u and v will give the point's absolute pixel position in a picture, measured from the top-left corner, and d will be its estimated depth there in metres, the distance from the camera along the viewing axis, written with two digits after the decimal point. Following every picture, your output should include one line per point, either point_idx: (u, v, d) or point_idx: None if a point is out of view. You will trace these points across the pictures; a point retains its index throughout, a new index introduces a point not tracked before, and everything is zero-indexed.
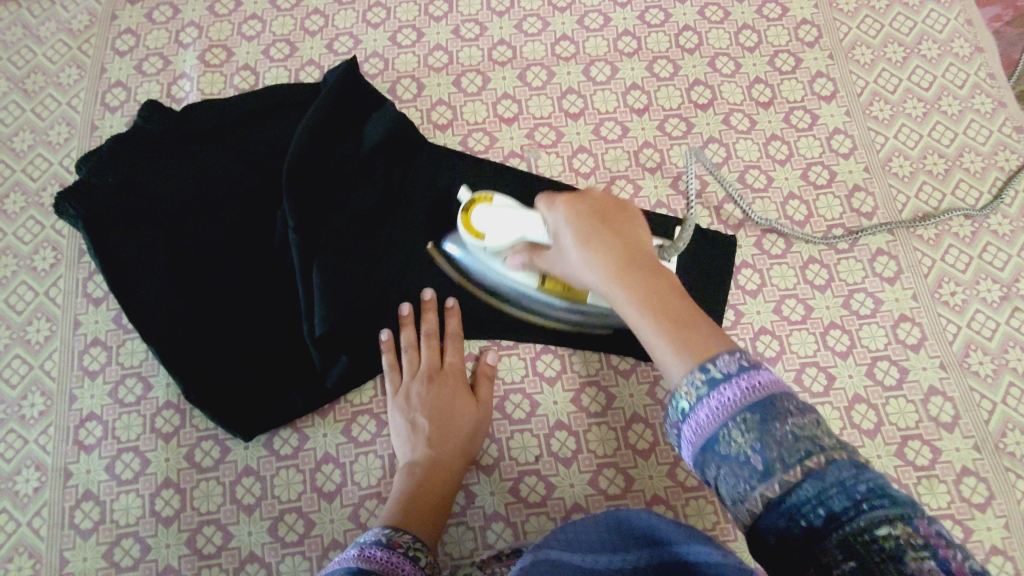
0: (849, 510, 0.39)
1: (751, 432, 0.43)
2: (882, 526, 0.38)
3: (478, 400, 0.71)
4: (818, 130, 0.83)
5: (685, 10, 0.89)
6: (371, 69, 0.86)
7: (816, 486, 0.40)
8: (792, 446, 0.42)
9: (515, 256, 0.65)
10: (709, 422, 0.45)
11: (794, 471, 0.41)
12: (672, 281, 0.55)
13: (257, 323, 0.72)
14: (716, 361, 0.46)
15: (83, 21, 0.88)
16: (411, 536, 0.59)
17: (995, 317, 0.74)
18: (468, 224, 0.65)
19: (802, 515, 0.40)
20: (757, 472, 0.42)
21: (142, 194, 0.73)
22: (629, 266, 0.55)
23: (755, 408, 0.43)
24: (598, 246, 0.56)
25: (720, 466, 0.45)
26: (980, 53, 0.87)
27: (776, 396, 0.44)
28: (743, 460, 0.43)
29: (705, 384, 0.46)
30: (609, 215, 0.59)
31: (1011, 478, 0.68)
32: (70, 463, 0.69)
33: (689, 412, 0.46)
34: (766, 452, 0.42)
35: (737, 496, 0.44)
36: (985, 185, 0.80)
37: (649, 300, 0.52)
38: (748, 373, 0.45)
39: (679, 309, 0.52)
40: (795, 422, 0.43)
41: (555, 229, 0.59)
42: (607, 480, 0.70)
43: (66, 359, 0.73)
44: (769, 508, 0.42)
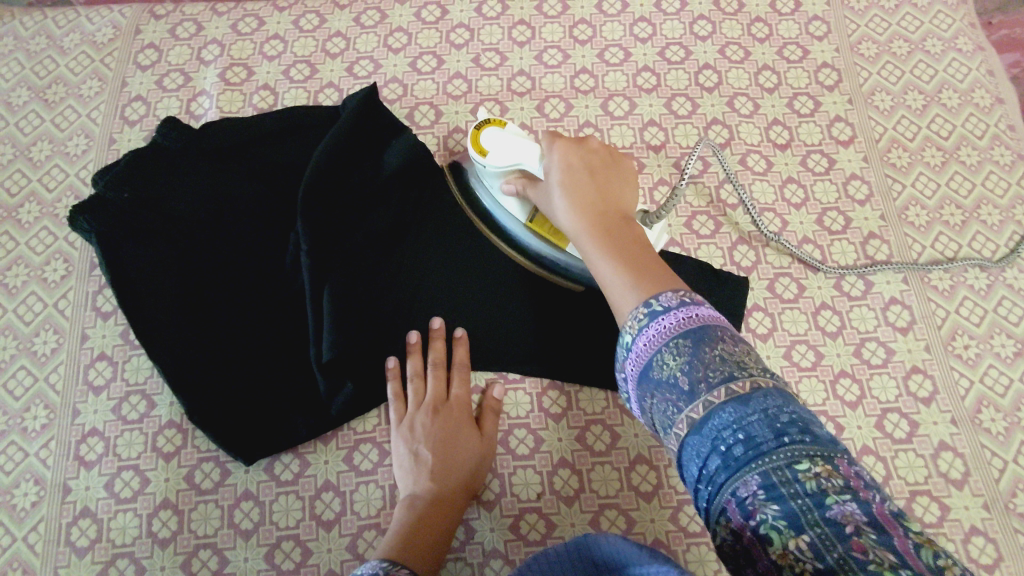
0: (771, 441, 0.40)
1: (682, 355, 0.45)
2: (802, 461, 0.38)
3: (483, 434, 0.70)
4: (835, 174, 0.83)
5: (706, 48, 0.89)
6: (390, 94, 0.86)
7: (739, 412, 0.41)
8: (717, 368, 0.43)
9: (511, 182, 0.68)
10: (646, 349, 0.47)
11: (719, 392, 0.42)
12: (639, 235, 0.58)
13: (264, 344, 0.72)
14: (659, 297, 0.49)
15: (108, 34, 0.89)
16: (408, 571, 0.57)
17: (1009, 373, 0.73)
18: (477, 141, 0.69)
19: (723, 441, 0.41)
20: (683, 393, 0.44)
21: (156, 210, 0.73)
22: (603, 214, 0.58)
23: (688, 334, 0.46)
24: (577, 189, 0.60)
25: (653, 393, 0.46)
26: (1000, 104, 0.86)
27: (710, 326, 0.46)
28: (673, 382, 0.45)
29: (646, 316, 0.48)
30: (604, 165, 0.62)
31: (1020, 540, 0.67)
32: (69, 479, 0.69)
33: (631, 344, 0.49)
34: (693, 373, 0.44)
35: (668, 422, 0.45)
36: (1002, 238, 0.80)
37: (608, 242, 0.56)
38: (687, 306, 0.47)
39: (637, 254, 0.55)
40: (725, 348, 0.44)
41: (549, 163, 0.62)
42: (608, 521, 0.69)
43: (71, 372, 0.73)
44: (694, 433, 0.43)
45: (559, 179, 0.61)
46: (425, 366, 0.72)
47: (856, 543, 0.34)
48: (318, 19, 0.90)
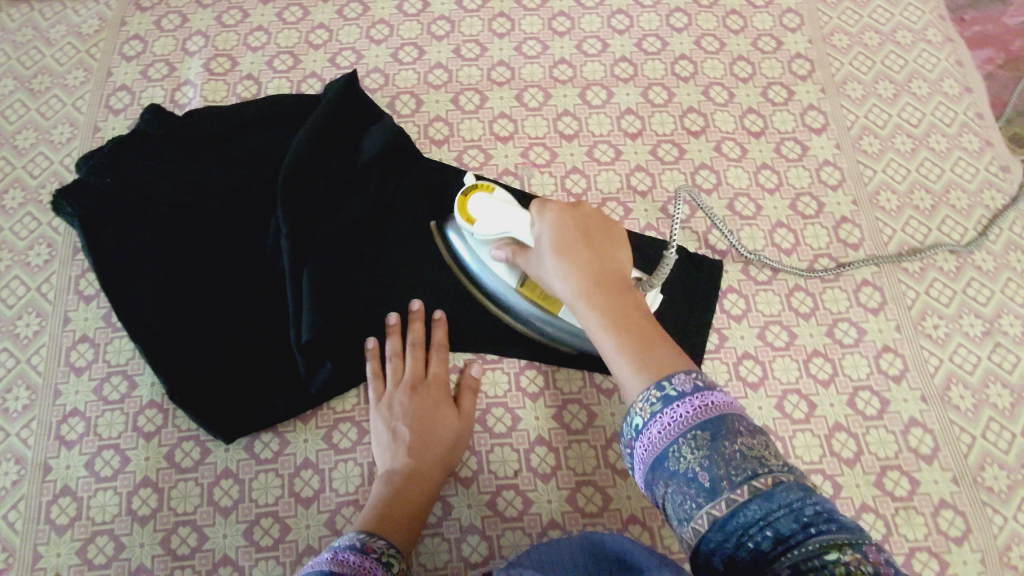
0: (798, 534, 0.42)
1: (701, 449, 0.47)
2: (832, 550, 0.40)
3: (460, 410, 0.71)
4: (808, 161, 0.84)
5: (682, 40, 0.91)
6: (371, 84, 0.88)
7: (764, 506, 0.44)
8: (737, 464, 0.46)
9: (500, 249, 0.68)
10: (661, 438, 0.50)
11: (741, 490, 0.45)
12: (637, 303, 0.60)
13: (244, 325, 0.73)
14: (671, 380, 0.51)
15: (93, 26, 0.90)
16: (385, 542, 0.59)
17: (977, 352, 0.75)
18: (463, 207, 0.68)
19: (751, 535, 0.44)
20: (703, 488, 0.46)
21: (138, 195, 0.74)
22: (601, 286, 0.60)
23: (705, 425, 0.48)
24: (572, 258, 0.62)
25: (668, 482, 0.49)
26: (968, 93, 0.89)
27: (726, 417, 0.48)
28: (691, 476, 0.47)
29: (660, 401, 0.50)
30: (595, 233, 0.64)
31: (989, 513, 0.68)
32: (50, 458, 0.69)
33: (643, 428, 0.51)
34: (714, 470, 0.46)
35: (685, 514, 0.47)
36: (971, 222, 0.81)
37: (608, 313, 0.58)
38: (701, 393, 0.50)
39: (638, 326, 0.57)
40: (744, 443, 0.47)
41: (540, 233, 0.64)
42: (585, 498, 0.70)
43: (53, 354, 0.74)
44: (716, 529, 0.45)
45: (552, 249, 0.63)
46: (404, 346, 0.73)
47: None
48: (301, 12, 0.92)
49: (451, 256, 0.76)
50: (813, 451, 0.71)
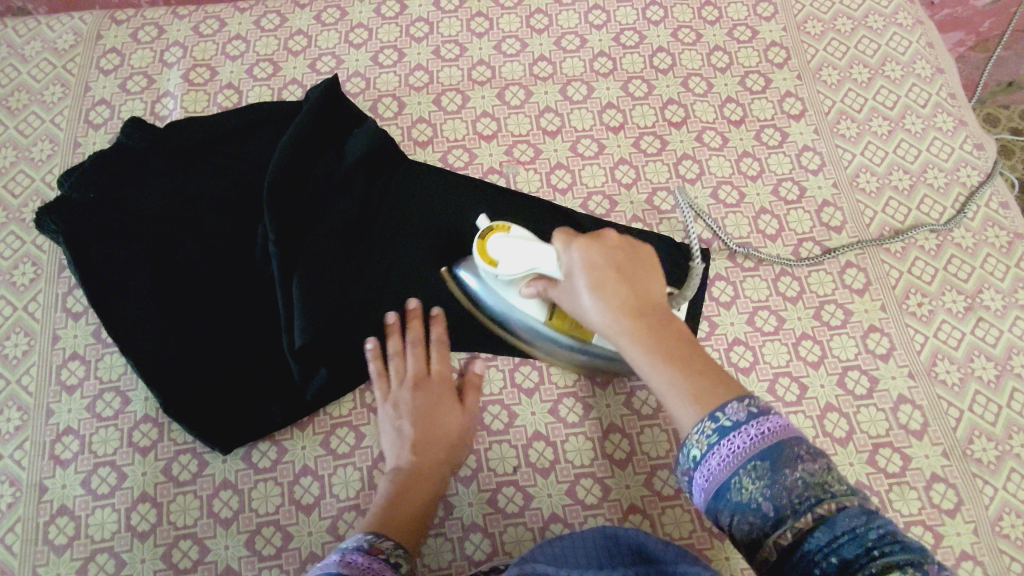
0: (861, 558, 0.42)
1: (762, 479, 0.47)
2: (893, 571, 0.40)
3: (465, 407, 0.71)
4: (788, 147, 0.86)
5: (659, 32, 0.92)
6: (352, 88, 0.88)
7: (829, 533, 0.44)
8: (800, 492, 0.46)
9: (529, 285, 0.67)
10: (720, 470, 0.49)
11: (805, 517, 0.45)
12: (680, 333, 0.57)
13: (237, 337, 0.72)
14: (725, 411, 0.50)
15: (69, 41, 0.90)
16: (392, 542, 0.59)
17: (960, 327, 0.76)
18: (484, 250, 0.67)
19: (816, 561, 0.44)
20: (770, 519, 0.46)
21: (123, 209, 0.73)
22: (641, 316, 0.58)
23: (765, 454, 0.47)
24: (607, 290, 0.59)
25: (732, 511, 0.49)
26: (940, 74, 0.90)
27: (784, 443, 0.48)
28: (755, 506, 0.47)
29: (716, 432, 0.49)
30: (625, 259, 0.61)
31: (979, 484, 0.70)
32: (45, 478, 0.69)
33: (701, 460, 0.50)
34: (776, 499, 0.46)
35: (752, 540, 0.47)
36: (949, 200, 0.83)
37: (656, 350, 0.56)
38: (756, 422, 0.48)
39: (688, 359, 0.55)
40: (804, 469, 0.46)
41: (569, 265, 0.61)
42: (584, 490, 0.70)
43: (43, 373, 0.73)
44: (784, 556, 0.45)
45: (588, 285, 0.59)
46: (406, 344, 0.73)
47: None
48: (278, 18, 0.92)
49: (467, 297, 0.76)
50: (806, 433, 0.72)
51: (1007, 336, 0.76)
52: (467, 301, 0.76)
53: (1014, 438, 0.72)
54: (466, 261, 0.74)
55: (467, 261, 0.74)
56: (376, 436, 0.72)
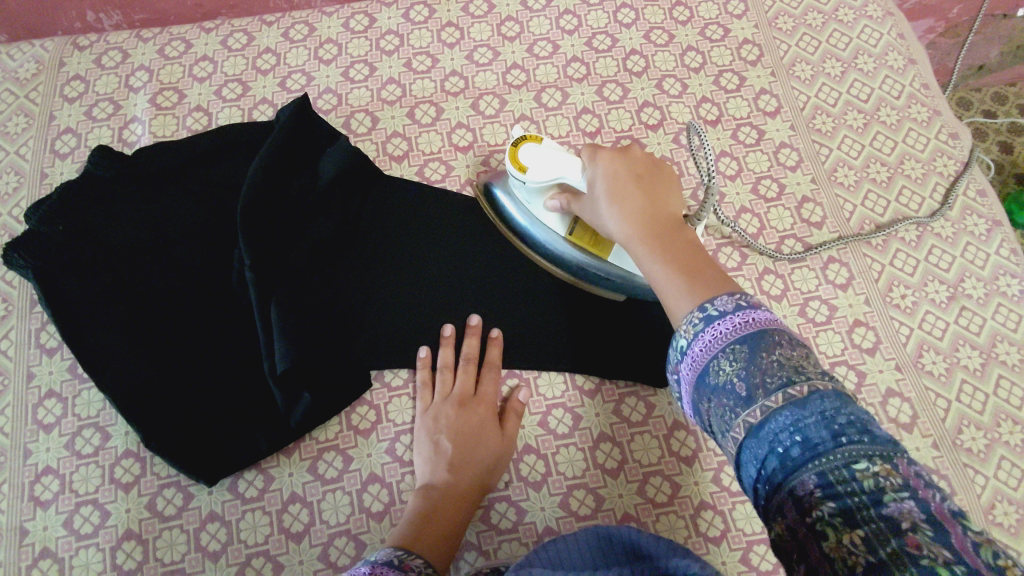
0: (828, 442, 0.38)
1: (739, 361, 0.43)
2: (860, 461, 0.37)
3: (504, 433, 0.70)
4: (765, 144, 0.85)
5: (631, 35, 0.92)
6: (324, 105, 0.87)
7: (796, 414, 0.39)
8: (776, 373, 0.42)
9: (552, 198, 0.67)
10: (702, 355, 0.46)
11: (776, 397, 0.41)
12: (693, 241, 0.56)
13: (217, 364, 0.71)
14: (714, 301, 0.47)
15: (30, 69, 0.88)
16: (422, 560, 0.57)
17: (945, 317, 0.76)
18: (514, 156, 0.68)
19: (781, 443, 0.39)
20: (741, 400, 0.42)
21: (94, 239, 0.71)
22: (652, 222, 0.57)
23: (746, 338, 0.44)
24: (624, 198, 0.59)
25: (711, 398, 0.45)
26: (912, 65, 0.91)
27: (768, 331, 0.44)
28: (730, 388, 0.43)
29: (703, 321, 0.47)
30: (647, 174, 0.61)
31: (970, 474, 0.70)
32: (26, 521, 0.67)
33: (687, 349, 0.47)
34: (750, 379, 0.42)
35: (726, 427, 0.43)
36: (927, 190, 0.83)
37: (662, 249, 0.55)
38: (743, 311, 0.45)
39: (690, 256, 0.54)
40: (783, 353, 0.43)
41: (592, 176, 0.62)
42: (577, 501, 0.69)
43: (19, 412, 0.71)
44: (751, 436, 0.41)
45: (605, 189, 0.60)
46: (456, 359, 0.73)
47: (910, 538, 0.33)
48: (245, 37, 0.90)
49: (496, 213, 0.77)
50: None
51: (990, 324, 0.76)
52: (496, 217, 0.77)
53: (1002, 425, 0.72)
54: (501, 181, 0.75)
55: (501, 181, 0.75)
56: (365, 459, 0.71)
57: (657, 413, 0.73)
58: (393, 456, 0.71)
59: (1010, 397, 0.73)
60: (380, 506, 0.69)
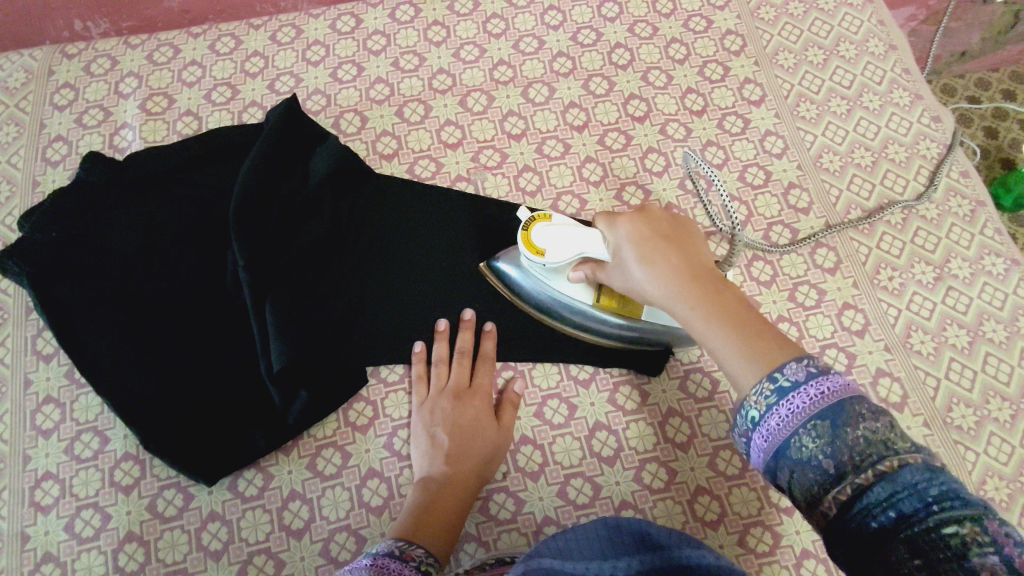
0: (920, 511, 0.38)
1: (822, 435, 0.44)
2: (949, 523, 0.37)
3: (500, 425, 0.71)
4: (751, 133, 0.86)
5: (615, 29, 0.93)
6: (313, 106, 0.87)
7: (887, 487, 0.40)
8: (864, 449, 0.42)
9: (578, 270, 0.67)
10: (781, 429, 0.46)
11: (866, 474, 0.41)
12: (740, 296, 0.55)
13: (214, 365, 0.71)
14: (785, 370, 0.47)
15: (20, 78, 0.88)
16: (423, 550, 0.58)
17: (931, 297, 0.77)
18: (529, 242, 0.65)
19: (873, 514, 0.40)
20: (828, 475, 0.42)
21: (88, 245, 0.72)
22: (695, 283, 0.56)
23: (827, 412, 0.44)
24: (659, 262, 0.58)
25: (793, 469, 0.45)
26: (893, 51, 0.92)
27: (847, 401, 0.44)
28: (816, 462, 0.43)
29: (774, 393, 0.47)
30: (671, 233, 0.61)
31: (961, 451, 0.71)
32: (27, 526, 0.67)
33: (760, 420, 0.47)
34: (837, 455, 0.42)
35: (812, 498, 0.43)
36: (911, 173, 0.84)
37: (712, 311, 0.54)
38: (817, 381, 0.45)
39: (744, 316, 0.53)
40: (867, 426, 0.43)
41: (616, 243, 0.61)
42: (575, 490, 0.70)
43: (18, 419, 0.72)
44: (842, 509, 0.41)
45: (635, 254, 0.59)
46: (451, 353, 0.73)
47: None
48: (233, 41, 0.91)
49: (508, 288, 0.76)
50: None
51: (977, 302, 0.77)
52: (507, 291, 0.76)
53: (991, 403, 0.73)
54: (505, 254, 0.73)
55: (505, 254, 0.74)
56: (363, 454, 0.71)
57: (652, 401, 0.74)
58: (391, 451, 0.71)
59: (998, 374, 0.74)
60: (380, 501, 0.69)
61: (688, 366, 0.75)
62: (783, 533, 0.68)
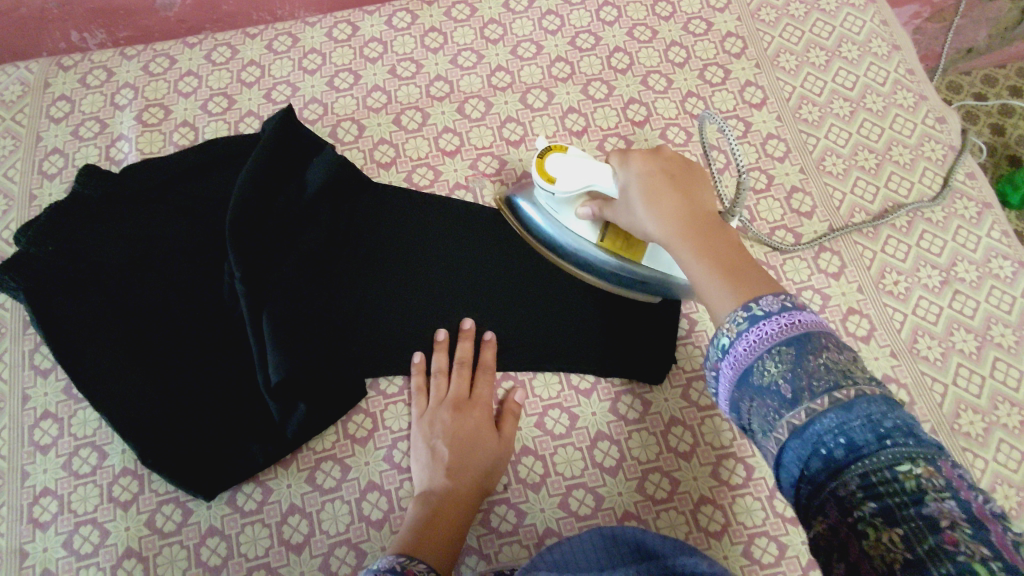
0: (871, 444, 0.37)
1: (785, 363, 0.41)
2: (903, 463, 0.36)
3: (501, 435, 0.70)
4: (752, 136, 0.85)
5: (614, 32, 0.92)
6: (310, 115, 0.87)
7: (842, 417, 0.38)
8: (824, 377, 0.39)
9: (584, 206, 0.64)
10: (745, 355, 0.43)
11: (822, 400, 0.39)
12: (738, 244, 0.52)
13: (212, 378, 0.71)
14: (759, 301, 0.44)
15: (16, 91, 0.88)
16: (425, 565, 0.57)
17: (938, 302, 0.76)
18: (541, 168, 0.65)
19: (824, 446, 0.38)
20: (785, 402, 0.40)
21: (84, 258, 0.71)
22: (697, 224, 0.52)
23: (793, 339, 0.41)
24: (665, 200, 0.54)
25: (752, 397, 0.42)
26: (897, 51, 0.91)
27: (816, 332, 0.41)
28: (775, 390, 0.41)
29: (746, 320, 0.43)
30: (682, 174, 0.57)
31: (969, 458, 0.70)
32: (25, 543, 0.67)
33: (727, 347, 0.44)
34: (797, 382, 0.40)
35: (768, 428, 0.41)
36: (916, 175, 0.83)
37: (705, 250, 0.50)
38: (788, 311, 0.42)
39: (736, 258, 0.49)
40: (831, 355, 0.40)
41: (626, 180, 0.58)
42: (577, 502, 0.69)
43: (16, 435, 0.71)
44: (795, 438, 0.40)
45: (639, 193, 0.56)
46: (450, 363, 0.73)
47: (948, 535, 0.33)
48: (229, 51, 0.90)
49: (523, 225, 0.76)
50: None
51: (984, 306, 0.76)
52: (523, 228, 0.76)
53: (1000, 408, 0.72)
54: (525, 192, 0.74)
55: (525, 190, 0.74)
56: (363, 467, 0.71)
57: (654, 409, 0.73)
58: (391, 463, 0.71)
59: (1006, 380, 0.73)
60: (379, 514, 0.69)
61: (691, 374, 0.74)
62: (788, 543, 0.67)
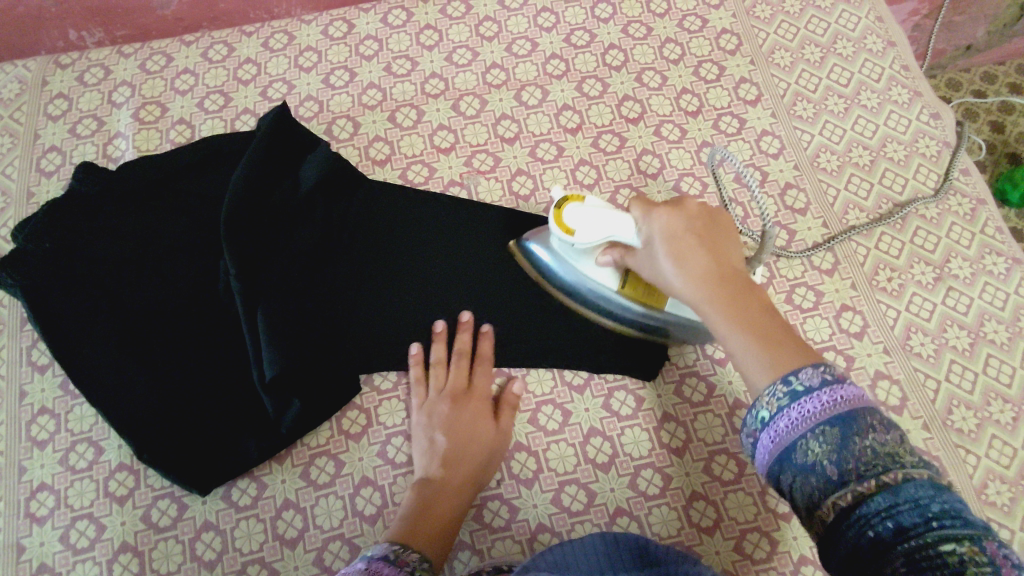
0: (919, 525, 0.37)
1: (830, 442, 0.43)
2: (948, 541, 0.36)
3: (498, 427, 0.70)
4: (747, 133, 0.86)
5: (609, 30, 0.92)
6: (305, 112, 0.87)
7: (888, 499, 0.39)
8: (869, 458, 0.41)
9: (605, 254, 0.65)
10: (788, 432, 0.45)
11: (868, 482, 0.40)
12: (766, 305, 0.54)
13: (207, 374, 0.71)
14: (798, 374, 0.46)
15: (14, 89, 0.88)
16: (416, 555, 0.57)
17: (932, 298, 0.76)
18: (559, 218, 0.65)
19: (871, 526, 0.39)
20: (830, 482, 0.42)
21: (80, 256, 0.72)
22: (727, 287, 0.54)
23: (836, 418, 0.43)
24: (693, 262, 0.56)
25: (796, 473, 0.44)
26: (892, 47, 0.91)
27: (860, 411, 0.43)
28: (820, 468, 0.43)
29: (787, 395, 0.46)
30: (707, 231, 0.58)
31: (961, 454, 0.70)
32: (22, 537, 0.68)
33: (769, 421, 0.46)
34: (842, 463, 0.42)
35: (812, 505, 0.43)
36: (910, 172, 0.83)
37: (736, 316, 0.52)
38: (830, 387, 0.44)
39: (768, 325, 0.51)
40: (876, 437, 0.42)
41: (652, 235, 0.59)
42: (569, 497, 0.70)
43: (13, 431, 0.72)
44: (841, 517, 0.41)
45: (667, 251, 0.57)
46: (449, 354, 0.73)
47: None
48: (225, 49, 0.91)
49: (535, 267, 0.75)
50: None
51: (978, 303, 0.76)
52: (535, 272, 0.75)
53: (992, 405, 0.72)
54: (535, 236, 0.73)
55: (536, 234, 0.74)
56: (356, 462, 0.71)
57: (647, 406, 0.73)
58: (385, 459, 0.71)
59: (1000, 376, 0.73)
60: (373, 509, 0.69)
61: (684, 370, 0.74)
62: (779, 539, 0.68)
